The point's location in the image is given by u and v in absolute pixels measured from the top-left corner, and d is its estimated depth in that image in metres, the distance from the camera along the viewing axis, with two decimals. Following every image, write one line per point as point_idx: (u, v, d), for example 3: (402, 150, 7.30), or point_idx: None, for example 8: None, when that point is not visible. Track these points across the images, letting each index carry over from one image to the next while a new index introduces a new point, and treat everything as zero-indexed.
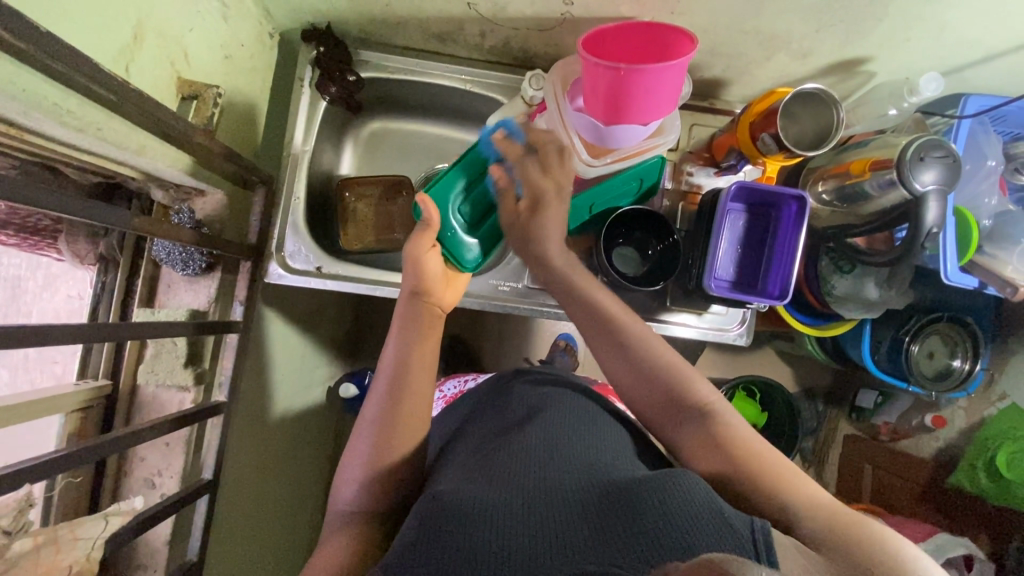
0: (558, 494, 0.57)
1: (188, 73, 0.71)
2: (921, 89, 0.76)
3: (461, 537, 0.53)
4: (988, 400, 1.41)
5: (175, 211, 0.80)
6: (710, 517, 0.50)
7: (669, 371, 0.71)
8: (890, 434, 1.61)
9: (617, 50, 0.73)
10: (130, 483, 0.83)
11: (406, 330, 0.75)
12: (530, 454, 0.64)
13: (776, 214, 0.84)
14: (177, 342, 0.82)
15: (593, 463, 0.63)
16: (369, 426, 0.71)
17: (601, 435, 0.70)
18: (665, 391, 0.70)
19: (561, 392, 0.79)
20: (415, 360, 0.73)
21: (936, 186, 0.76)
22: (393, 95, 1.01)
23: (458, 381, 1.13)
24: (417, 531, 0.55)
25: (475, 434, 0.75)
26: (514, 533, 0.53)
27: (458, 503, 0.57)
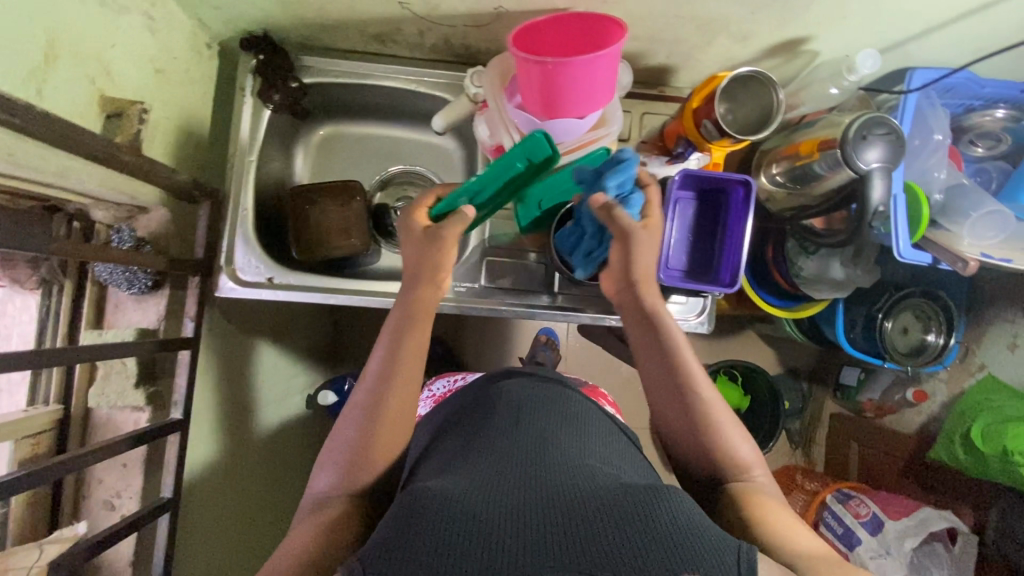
0: (546, 493, 0.57)
1: (112, 90, 0.70)
2: (859, 67, 0.73)
3: (449, 524, 0.52)
4: (968, 371, 1.41)
5: (115, 230, 0.80)
6: (696, 534, 0.52)
7: (716, 421, 0.72)
8: (876, 411, 1.60)
9: (549, 43, 0.72)
10: (89, 506, 0.82)
11: (401, 324, 0.72)
12: (520, 458, 0.64)
13: (725, 200, 0.83)
14: (127, 362, 0.81)
15: (582, 467, 0.63)
16: (353, 420, 0.69)
17: (586, 442, 0.71)
18: (702, 434, 0.72)
19: (550, 395, 0.80)
20: (406, 356, 0.71)
21: (880, 163, 0.75)
22: (340, 99, 1.00)
23: (447, 380, 1.12)
24: (397, 518, 0.53)
25: (460, 435, 0.75)
26: (500, 528, 0.52)
27: (445, 495, 0.55)
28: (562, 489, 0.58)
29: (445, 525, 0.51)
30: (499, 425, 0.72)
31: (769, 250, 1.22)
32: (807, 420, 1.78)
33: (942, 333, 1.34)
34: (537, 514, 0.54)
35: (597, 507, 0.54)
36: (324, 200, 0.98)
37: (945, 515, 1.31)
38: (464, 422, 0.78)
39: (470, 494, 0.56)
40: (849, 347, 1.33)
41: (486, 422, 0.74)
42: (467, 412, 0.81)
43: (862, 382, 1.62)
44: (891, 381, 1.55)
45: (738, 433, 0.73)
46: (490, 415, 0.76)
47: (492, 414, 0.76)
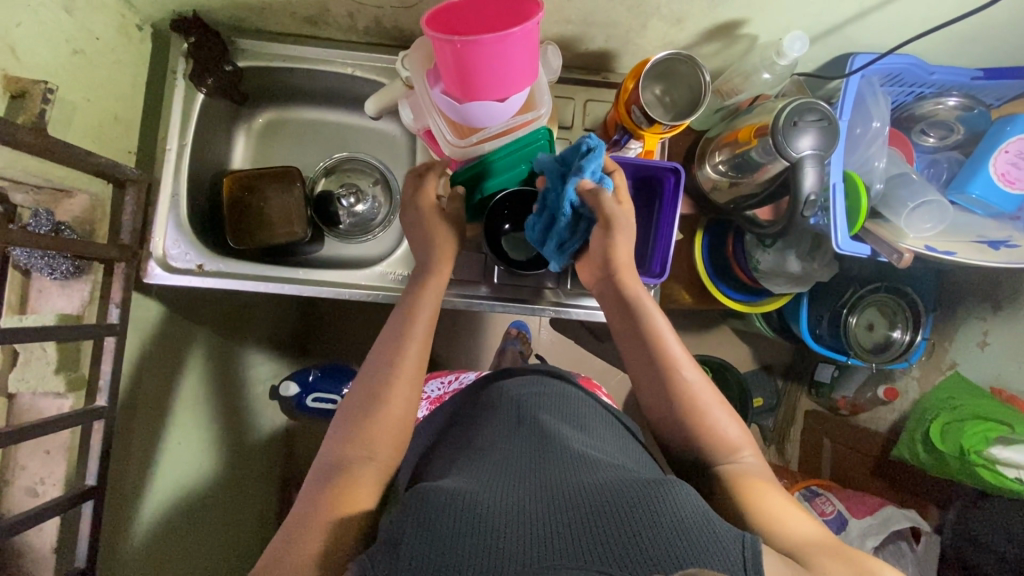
0: (552, 488, 0.56)
1: (17, 69, 0.68)
2: (787, 50, 0.71)
3: (454, 517, 0.51)
4: (939, 368, 1.39)
5: (32, 215, 0.77)
6: (699, 525, 0.51)
7: (699, 400, 0.73)
8: (849, 409, 1.57)
9: (467, 24, 0.70)
10: (11, 493, 0.81)
11: (415, 300, 0.80)
12: (525, 457, 0.64)
13: (658, 188, 0.81)
14: (48, 348, 0.81)
15: (587, 462, 0.62)
16: (359, 394, 0.73)
17: (590, 439, 0.71)
18: (684, 415, 0.73)
19: (553, 392, 0.80)
20: (417, 330, 0.77)
21: (812, 151, 0.73)
22: (280, 83, 0.98)
23: (441, 382, 1.10)
24: (407, 510, 0.53)
25: (463, 438, 0.74)
26: (508, 520, 0.51)
27: (454, 490, 0.55)
28: (569, 484, 0.57)
29: (453, 518, 0.51)
30: (501, 426, 0.72)
31: (728, 241, 1.19)
32: (781, 417, 1.72)
33: (909, 329, 1.31)
34: (543, 508, 0.53)
35: (602, 501, 0.53)
36: (267, 190, 0.97)
37: (907, 513, 1.28)
38: (469, 427, 0.77)
39: (478, 490, 0.55)
40: (815, 343, 1.29)
41: (489, 425, 0.74)
42: (468, 415, 0.81)
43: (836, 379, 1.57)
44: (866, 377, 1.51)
45: (724, 411, 0.74)
46: (490, 417, 0.76)
47: (493, 415, 0.76)
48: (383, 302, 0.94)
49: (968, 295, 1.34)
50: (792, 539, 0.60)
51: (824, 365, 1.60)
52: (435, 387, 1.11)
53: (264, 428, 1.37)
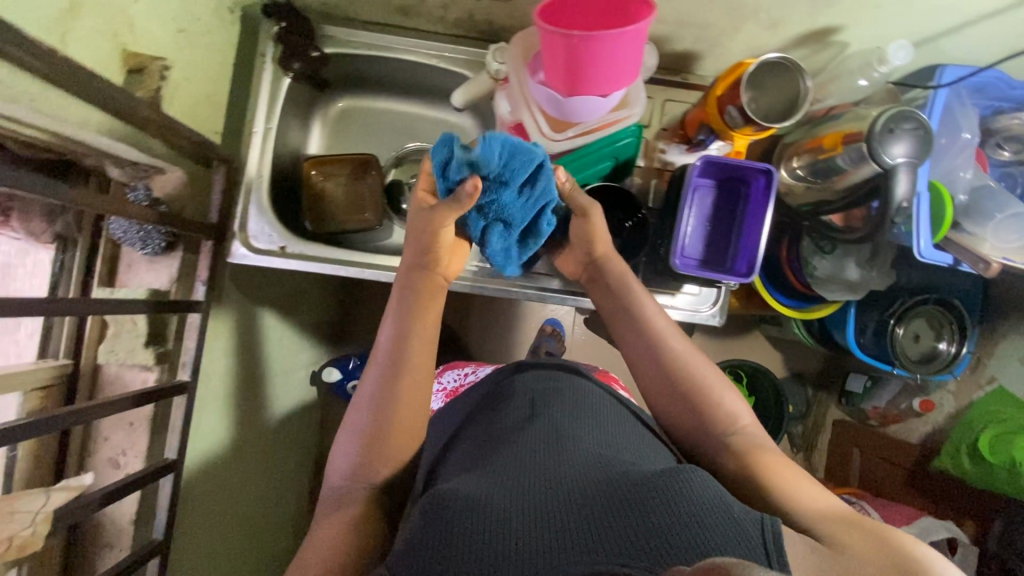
0: (566, 486, 0.57)
1: (135, 45, 0.70)
2: (890, 58, 0.74)
3: (471, 529, 0.53)
4: (976, 382, 1.37)
5: (131, 189, 0.79)
6: (718, 515, 0.51)
7: (704, 379, 0.75)
8: (880, 419, 1.56)
9: (575, 19, 0.71)
10: (93, 462, 0.83)
11: (407, 305, 0.75)
12: (539, 448, 0.63)
13: (746, 189, 0.83)
14: (138, 321, 0.82)
15: (602, 456, 0.62)
16: (361, 416, 0.71)
17: (605, 427, 0.70)
18: (687, 393, 0.74)
19: (566, 382, 0.78)
20: (413, 341, 0.73)
21: (907, 158, 0.74)
22: (360, 72, 0.99)
23: (458, 374, 1.09)
24: (425, 520, 0.55)
25: (480, 429, 0.73)
26: (524, 528, 0.52)
27: (469, 494, 0.56)
28: (583, 482, 0.57)
29: (471, 523, 0.53)
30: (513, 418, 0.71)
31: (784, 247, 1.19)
32: (810, 423, 1.71)
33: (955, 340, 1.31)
34: (559, 506, 0.55)
35: (617, 498, 0.54)
36: (342, 172, 0.99)
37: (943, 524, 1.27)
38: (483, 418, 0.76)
39: (493, 491, 0.57)
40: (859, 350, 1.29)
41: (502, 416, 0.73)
42: (488, 403, 0.80)
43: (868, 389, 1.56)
44: (900, 388, 1.50)
45: (731, 392, 0.75)
46: (503, 408, 0.75)
47: (506, 406, 0.75)
48: (462, 291, 0.96)
49: (1013, 310, 1.35)
50: (814, 514, 0.60)
51: (855, 376, 1.57)
52: (450, 379, 1.09)
53: (307, 413, 1.37)
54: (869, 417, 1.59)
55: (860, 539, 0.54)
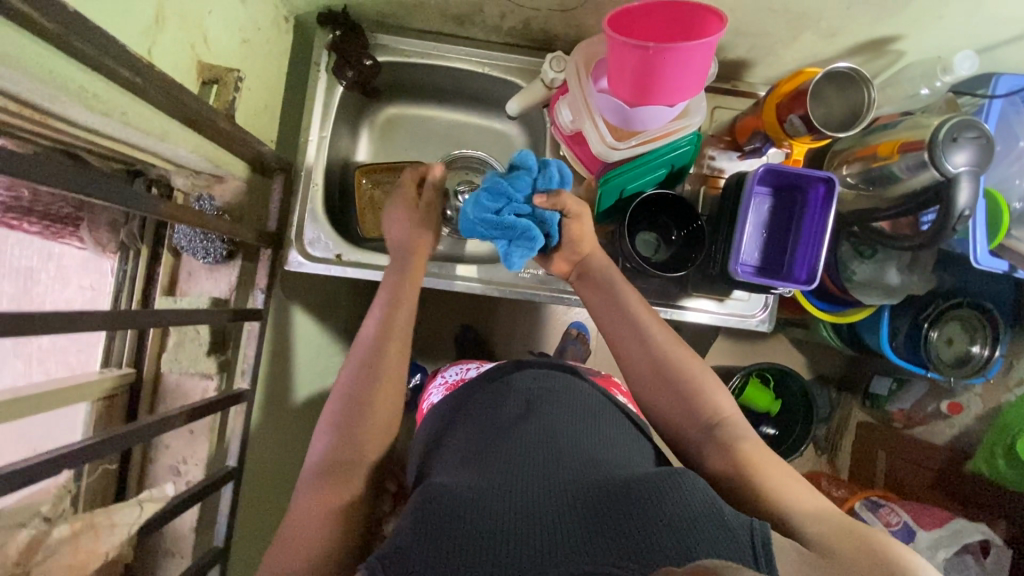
0: (556, 488, 0.53)
1: (208, 56, 0.70)
2: (955, 67, 0.77)
3: (456, 528, 0.48)
4: (1005, 387, 1.27)
5: (196, 199, 0.80)
6: (711, 520, 0.48)
7: (688, 370, 0.72)
8: (905, 421, 1.47)
9: (642, 30, 0.72)
10: (155, 471, 0.82)
11: (394, 301, 0.76)
12: (529, 447, 0.59)
13: (802, 197, 0.83)
14: (200, 330, 0.82)
15: (592, 459, 0.58)
16: (336, 407, 0.68)
17: (597, 428, 0.65)
18: (672, 381, 0.71)
19: (555, 380, 0.72)
20: (394, 336, 0.73)
21: (968, 167, 0.75)
22: (410, 79, 0.99)
23: (461, 367, 0.96)
24: (411, 520, 0.50)
25: (469, 426, 0.68)
26: (512, 527, 0.48)
27: (456, 493, 0.51)
28: (574, 485, 0.53)
29: (456, 524, 0.48)
30: (506, 416, 0.66)
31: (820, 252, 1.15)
32: (834, 427, 1.60)
33: (987, 345, 1.21)
34: (548, 510, 0.50)
35: (608, 501, 0.50)
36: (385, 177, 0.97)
37: (979, 526, 1.15)
38: (468, 413, 0.70)
39: (480, 491, 0.52)
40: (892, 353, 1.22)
41: (491, 413, 0.67)
42: (473, 398, 0.74)
43: (893, 392, 1.48)
44: (924, 390, 1.41)
45: (715, 385, 0.72)
46: (494, 404, 0.69)
47: (495, 403, 0.69)
48: (512, 298, 0.97)
49: None
50: (806, 516, 0.57)
51: (880, 377, 1.49)
52: (453, 373, 0.96)
53: None
54: (893, 419, 1.50)
55: (851, 547, 0.52)
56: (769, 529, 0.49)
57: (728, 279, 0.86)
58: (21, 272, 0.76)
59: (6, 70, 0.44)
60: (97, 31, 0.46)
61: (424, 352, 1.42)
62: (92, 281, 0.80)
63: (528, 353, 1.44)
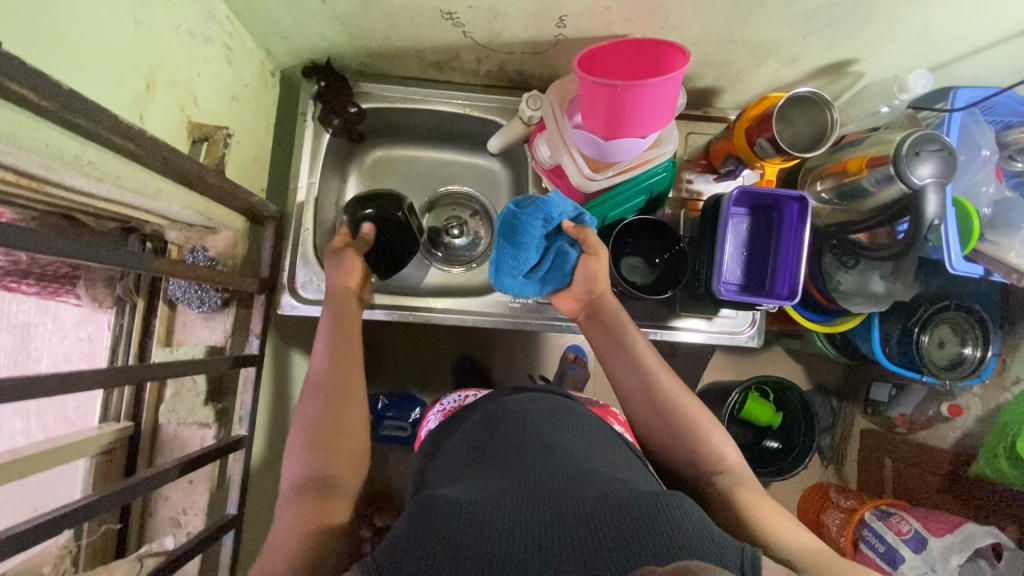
0: (552, 494, 0.52)
1: (198, 116, 0.74)
2: (912, 86, 0.81)
3: (456, 537, 0.47)
4: (1003, 386, 1.25)
5: (190, 251, 0.82)
6: (702, 541, 0.48)
7: (692, 414, 0.73)
8: (908, 427, 1.39)
9: (610, 67, 0.75)
10: (156, 523, 0.82)
11: (337, 332, 0.78)
12: (527, 458, 0.58)
13: (778, 215, 0.86)
14: (197, 379, 0.83)
15: (590, 467, 0.57)
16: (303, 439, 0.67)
17: (595, 441, 0.64)
18: (676, 423, 0.72)
19: (554, 398, 0.72)
20: (342, 373, 0.74)
21: (934, 178, 0.77)
22: (394, 123, 1.03)
23: (459, 394, 0.93)
24: (412, 525, 0.49)
25: (465, 442, 0.66)
26: (511, 535, 0.47)
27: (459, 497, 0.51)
28: (572, 493, 0.53)
29: (456, 527, 0.48)
30: (503, 428, 0.64)
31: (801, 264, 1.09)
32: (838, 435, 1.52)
33: (978, 345, 1.16)
34: (545, 516, 0.50)
35: (603, 510, 0.50)
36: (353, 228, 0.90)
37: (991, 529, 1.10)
38: (466, 432, 0.69)
39: (481, 498, 0.52)
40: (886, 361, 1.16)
41: (489, 425, 0.66)
42: (473, 415, 0.72)
43: (894, 398, 1.41)
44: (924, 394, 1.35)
45: (721, 433, 0.72)
46: (491, 419, 0.68)
47: (495, 416, 0.68)
48: (506, 328, 0.98)
49: None
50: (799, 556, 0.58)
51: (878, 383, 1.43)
52: (451, 400, 0.93)
53: None
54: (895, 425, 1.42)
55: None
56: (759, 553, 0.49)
57: (712, 299, 0.88)
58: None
59: (4, 148, 0.47)
60: (90, 107, 0.49)
61: (422, 385, 1.42)
62: (87, 332, 0.85)
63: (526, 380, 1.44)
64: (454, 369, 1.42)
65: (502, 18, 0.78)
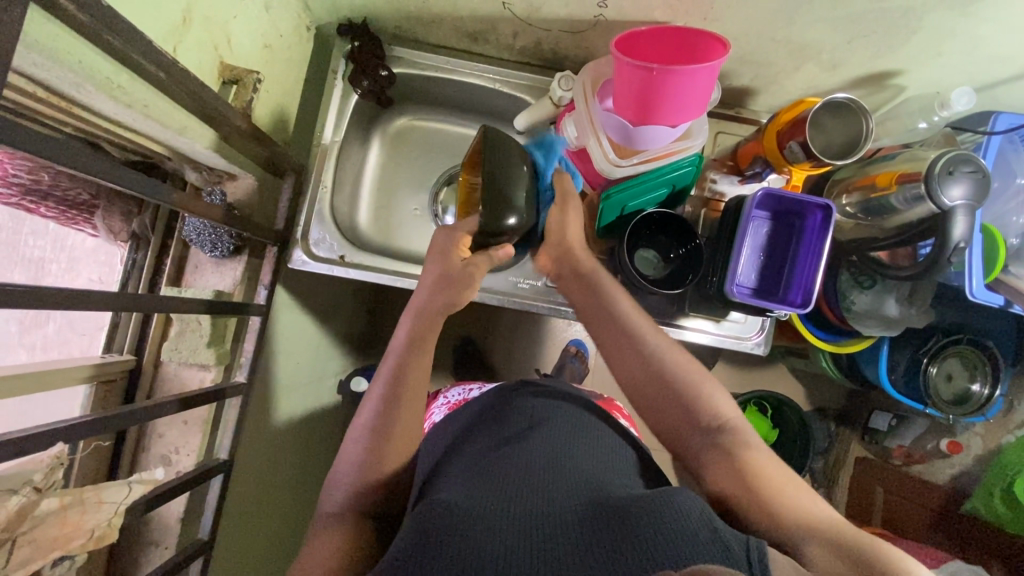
0: (557, 503, 0.53)
1: (230, 58, 0.74)
2: (953, 103, 0.79)
3: (459, 545, 0.48)
4: (1006, 428, 1.21)
5: (209, 191, 0.81)
6: (705, 534, 0.47)
7: (681, 372, 0.71)
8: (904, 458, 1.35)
9: (648, 51, 0.74)
10: (147, 459, 0.83)
11: (405, 360, 0.71)
12: (533, 465, 0.58)
13: (800, 222, 0.85)
14: (202, 321, 0.83)
15: (593, 479, 0.57)
16: (349, 469, 0.66)
17: (604, 451, 0.64)
18: (667, 383, 0.70)
19: (561, 404, 0.71)
20: (399, 411, 0.68)
21: (964, 201, 0.75)
22: (423, 90, 1.02)
23: (465, 387, 0.93)
24: (418, 532, 0.51)
25: (474, 444, 0.67)
26: (515, 542, 0.48)
27: (462, 509, 0.52)
28: (575, 503, 0.53)
29: (458, 541, 0.48)
30: (509, 434, 0.65)
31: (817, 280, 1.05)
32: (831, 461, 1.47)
33: (987, 383, 1.12)
34: (548, 529, 0.50)
35: (605, 517, 0.50)
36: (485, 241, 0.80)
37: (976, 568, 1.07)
38: (473, 435, 0.69)
39: (485, 503, 0.53)
40: (893, 389, 1.12)
41: (499, 429, 0.67)
42: (488, 414, 0.73)
43: (893, 428, 1.36)
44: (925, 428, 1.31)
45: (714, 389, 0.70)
46: (499, 422, 0.69)
47: (499, 424, 0.69)
48: (513, 309, 0.97)
49: None
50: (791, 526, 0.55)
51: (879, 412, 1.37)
52: (456, 392, 0.93)
53: None
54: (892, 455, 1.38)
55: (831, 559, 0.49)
56: (764, 544, 0.48)
57: (724, 300, 0.87)
58: (33, 261, 0.82)
59: (37, 58, 0.47)
60: (128, 27, 0.48)
61: None
62: (103, 272, 0.83)
63: (524, 369, 1.43)
64: (455, 348, 1.42)
65: None
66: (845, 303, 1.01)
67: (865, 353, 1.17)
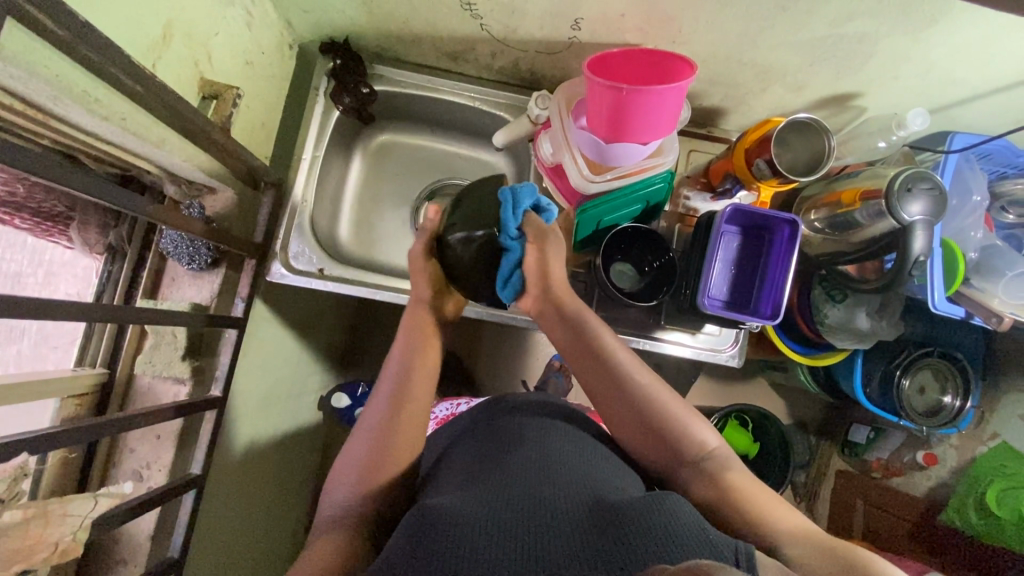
0: (550, 506, 0.53)
1: (210, 74, 0.76)
2: (909, 123, 0.83)
3: (452, 556, 0.47)
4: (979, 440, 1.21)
5: (186, 205, 0.80)
6: (695, 540, 0.47)
7: (669, 410, 0.69)
8: (883, 471, 1.34)
9: (621, 72, 0.77)
10: (118, 474, 0.81)
11: (405, 370, 0.73)
12: (527, 471, 0.58)
13: (769, 237, 0.87)
14: (177, 333, 0.83)
15: (584, 480, 0.58)
16: (347, 476, 0.66)
17: (597, 458, 0.64)
18: (653, 422, 0.68)
19: (549, 419, 0.70)
20: (399, 428, 0.68)
21: (923, 216, 0.78)
22: (404, 107, 1.04)
23: (451, 402, 0.93)
24: (408, 541, 0.50)
25: (465, 455, 0.66)
26: (506, 553, 0.48)
27: (453, 514, 0.51)
28: (569, 508, 0.53)
29: (450, 552, 0.48)
30: (500, 442, 0.65)
31: (792, 294, 1.07)
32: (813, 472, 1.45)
33: (958, 395, 1.14)
34: (543, 534, 0.50)
35: (599, 524, 0.50)
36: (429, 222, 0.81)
37: None
38: (462, 447, 0.68)
39: (477, 507, 0.53)
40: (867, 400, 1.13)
41: (487, 442, 0.66)
42: (481, 427, 0.71)
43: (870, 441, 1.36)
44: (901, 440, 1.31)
45: (696, 419, 0.69)
46: (488, 433, 0.68)
47: (487, 435, 0.68)
48: (492, 321, 0.98)
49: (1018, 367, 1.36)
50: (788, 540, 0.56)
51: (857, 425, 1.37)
52: (443, 408, 0.93)
53: None
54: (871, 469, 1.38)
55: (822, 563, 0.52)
56: (752, 549, 0.48)
57: (698, 312, 0.89)
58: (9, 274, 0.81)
59: (13, 72, 0.48)
60: (105, 42, 0.50)
61: None
62: (78, 287, 0.83)
63: (507, 384, 1.43)
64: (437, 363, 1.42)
65: (520, 14, 0.80)
66: (818, 316, 1.03)
67: (841, 366, 1.19)
